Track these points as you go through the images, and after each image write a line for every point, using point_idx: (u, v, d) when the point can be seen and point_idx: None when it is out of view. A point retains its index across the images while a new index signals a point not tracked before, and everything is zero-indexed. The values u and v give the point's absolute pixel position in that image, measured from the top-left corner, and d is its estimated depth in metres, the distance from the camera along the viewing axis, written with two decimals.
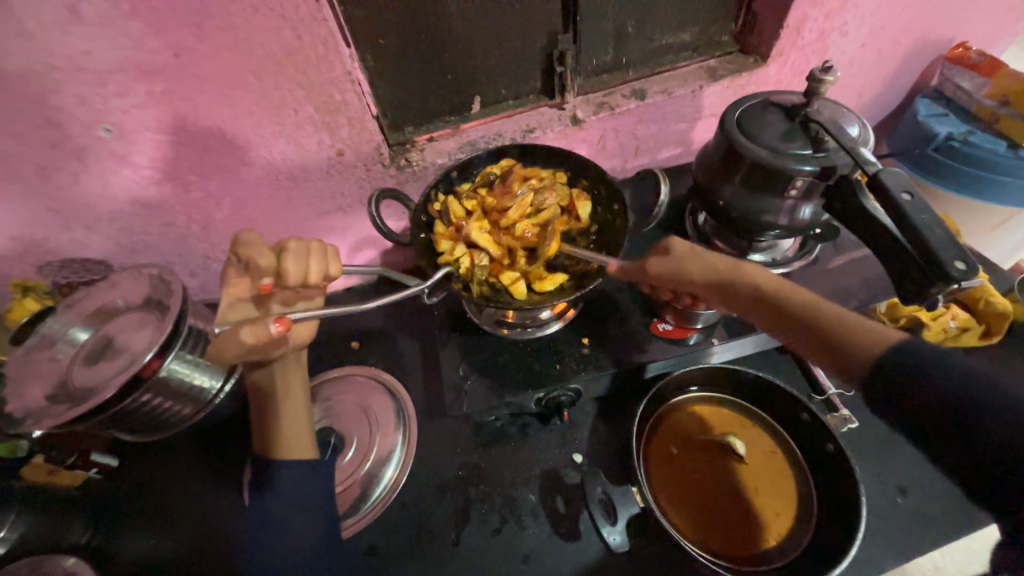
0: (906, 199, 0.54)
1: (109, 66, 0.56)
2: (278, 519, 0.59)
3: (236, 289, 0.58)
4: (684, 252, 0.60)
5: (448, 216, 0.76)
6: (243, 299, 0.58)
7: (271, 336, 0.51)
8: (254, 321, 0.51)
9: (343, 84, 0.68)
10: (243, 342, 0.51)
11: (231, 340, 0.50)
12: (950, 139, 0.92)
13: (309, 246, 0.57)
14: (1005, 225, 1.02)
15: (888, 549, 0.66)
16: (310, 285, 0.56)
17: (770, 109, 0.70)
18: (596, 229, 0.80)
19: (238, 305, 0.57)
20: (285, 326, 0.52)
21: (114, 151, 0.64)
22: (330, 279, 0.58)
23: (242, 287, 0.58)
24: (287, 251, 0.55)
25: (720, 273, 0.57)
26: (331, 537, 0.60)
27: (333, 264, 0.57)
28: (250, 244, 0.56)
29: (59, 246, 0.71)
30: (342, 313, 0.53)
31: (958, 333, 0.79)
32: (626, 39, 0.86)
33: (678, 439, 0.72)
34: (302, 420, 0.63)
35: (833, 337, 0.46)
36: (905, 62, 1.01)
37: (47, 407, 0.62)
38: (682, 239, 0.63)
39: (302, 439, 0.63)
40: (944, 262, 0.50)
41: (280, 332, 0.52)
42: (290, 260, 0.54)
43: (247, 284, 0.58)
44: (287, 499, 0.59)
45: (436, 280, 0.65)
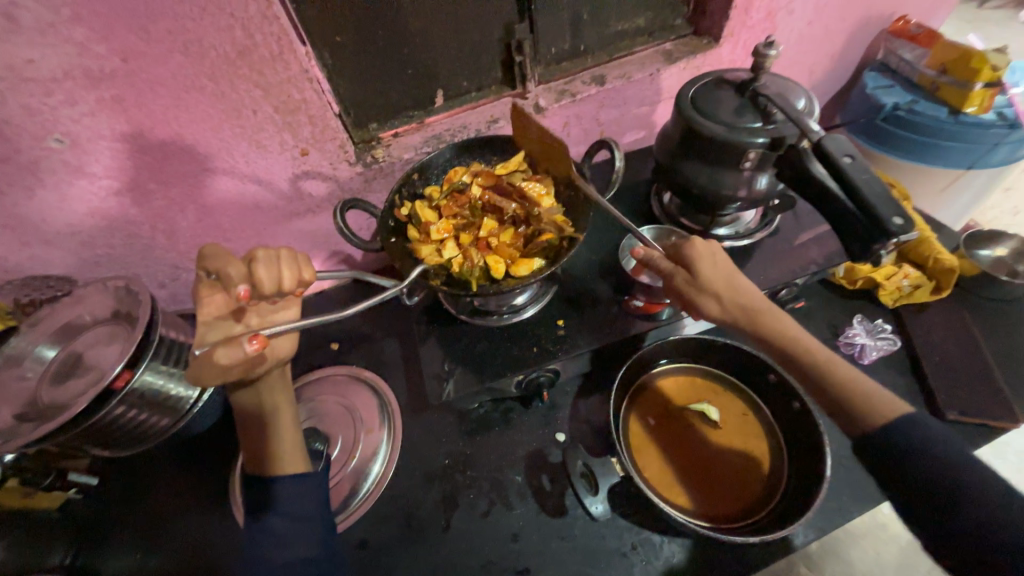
0: (847, 163, 0.57)
1: (56, 74, 0.55)
2: (268, 523, 0.59)
3: (210, 309, 0.53)
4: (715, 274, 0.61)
5: (417, 221, 0.77)
6: (221, 317, 0.53)
7: (248, 354, 0.51)
8: (229, 340, 0.51)
9: (301, 83, 0.68)
10: (223, 361, 0.50)
11: (207, 363, 0.49)
12: (896, 110, 0.97)
13: (278, 254, 0.53)
14: (952, 187, 1.07)
15: (855, 497, 0.69)
16: (285, 293, 0.53)
17: (722, 87, 0.72)
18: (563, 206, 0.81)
19: (217, 324, 0.53)
20: (261, 342, 0.51)
21: (68, 162, 0.63)
22: (304, 284, 0.55)
23: (217, 305, 0.53)
24: (254, 261, 0.51)
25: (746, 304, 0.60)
26: (322, 537, 0.61)
27: (308, 271, 0.54)
28: (215, 256, 0.52)
29: (18, 263, 0.69)
30: (320, 323, 0.51)
31: (911, 291, 0.83)
32: (582, 26, 0.88)
33: (655, 411, 0.74)
34: (289, 433, 0.63)
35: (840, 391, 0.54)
36: (852, 37, 1.06)
37: (14, 427, 0.60)
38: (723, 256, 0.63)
39: (290, 443, 0.63)
40: (883, 218, 0.53)
41: (257, 350, 0.51)
42: (260, 270, 0.51)
43: (222, 300, 0.53)
44: (277, 502, 0.60)
45: (413, 278, 0.63)
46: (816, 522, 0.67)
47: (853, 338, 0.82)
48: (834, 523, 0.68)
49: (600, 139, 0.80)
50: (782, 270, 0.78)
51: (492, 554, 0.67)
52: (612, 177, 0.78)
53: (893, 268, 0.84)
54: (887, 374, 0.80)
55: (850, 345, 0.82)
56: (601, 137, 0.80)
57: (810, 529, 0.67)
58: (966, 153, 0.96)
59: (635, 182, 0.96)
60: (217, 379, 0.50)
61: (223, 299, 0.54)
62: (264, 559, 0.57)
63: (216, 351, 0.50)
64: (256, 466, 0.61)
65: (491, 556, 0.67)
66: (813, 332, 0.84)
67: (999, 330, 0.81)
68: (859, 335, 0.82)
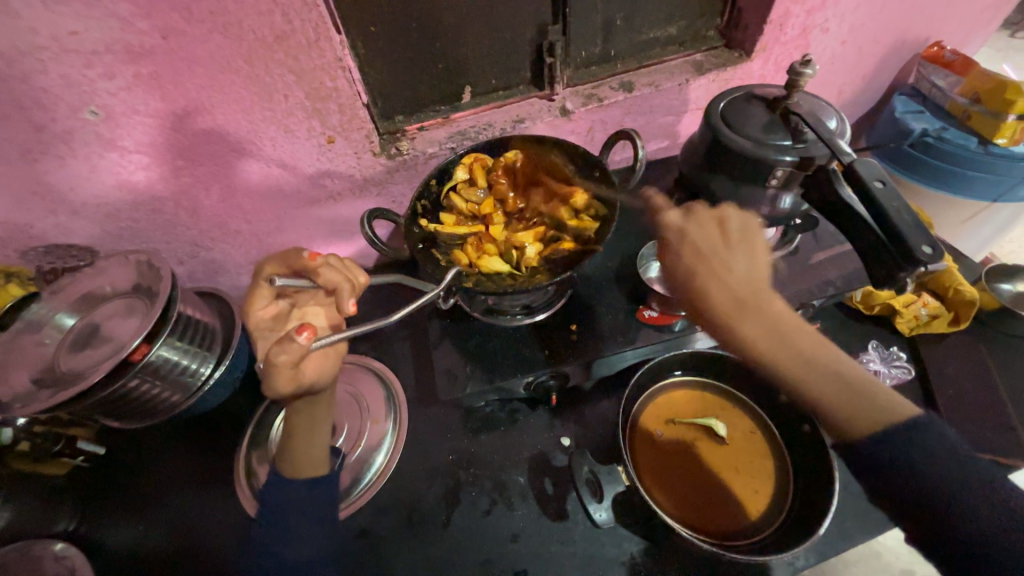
0: (878, 187, 0.57)
1: (97, 47, 0.56)
2: (282, 517, 0.62)
3: (262, 315, 0.57)
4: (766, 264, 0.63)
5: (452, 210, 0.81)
6: (270, 323, 0.57)
7: (299, 346, 0.49)
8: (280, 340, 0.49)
9: (334, 71, 0.69)
10: (275, 360, 0.49)
11: (269, 366, 0.49)
12: (925, 135, 0.95)
13: (329, 259, 0.56)
14: (975, 219, 1.07)
15: (860, 524, 0.69)
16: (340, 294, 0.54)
17: (753, 103, 0.72)
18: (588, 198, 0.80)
19: (266, 332, 0.57)
20: (312, 334, 0.50)
21: (101, 134, 0.63)
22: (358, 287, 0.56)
23: (269, 313, 0.58)
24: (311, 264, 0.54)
25: (778, 302, 0.61)
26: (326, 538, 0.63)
27: (361, 275, 0.56)
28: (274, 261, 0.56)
29: (43, 231, 0.70)
30: (364, 327, 0.49)
31: (929, 320, 0.83)
32: (615, 31, 0.88)
33: (662, 422, 0.75)
34: (317, 443, 0.62)
35: (863, 407, 0.54)
36: (884, 60, 1.05)
37: (32, 391, 0.61)
38: (731, 266, 0.62)
39: (316, 449, 0.62)
40: (913, 247, 0.53)
41: (308, 344, 0.49)
42: (318, 271, 0.54)
43: (274, 308, 0.58)
44: (297, 500, 0.62)
45: (448, 281, 0.63)
46: (818, 545, 0.67)
47: (866, 363, 0.82)
48: (836, 548, 0.67)
49: (619, 130, 0.80)
50: (800, 290, 0.77)
51: (492, 553, 0.67)
52: (635, 170, 0.80)
53: (912, 296, 0.84)
54: None
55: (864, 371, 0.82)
56: (620, 129, 0.80)
57: (810, 552, 0.67)
58: (991, 187, 0.96)
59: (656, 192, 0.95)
60: (283, 384, 0.51)
61: (278, 307, 0.58)
62: (277, 555, 0.61)
63: (271, 350, 0.49)
64: (280, 460, 0.62)
65: (491, 554, 0.67)
66: None
67: (1016, 367, 0.80)
68: (873, 361, 0.82)
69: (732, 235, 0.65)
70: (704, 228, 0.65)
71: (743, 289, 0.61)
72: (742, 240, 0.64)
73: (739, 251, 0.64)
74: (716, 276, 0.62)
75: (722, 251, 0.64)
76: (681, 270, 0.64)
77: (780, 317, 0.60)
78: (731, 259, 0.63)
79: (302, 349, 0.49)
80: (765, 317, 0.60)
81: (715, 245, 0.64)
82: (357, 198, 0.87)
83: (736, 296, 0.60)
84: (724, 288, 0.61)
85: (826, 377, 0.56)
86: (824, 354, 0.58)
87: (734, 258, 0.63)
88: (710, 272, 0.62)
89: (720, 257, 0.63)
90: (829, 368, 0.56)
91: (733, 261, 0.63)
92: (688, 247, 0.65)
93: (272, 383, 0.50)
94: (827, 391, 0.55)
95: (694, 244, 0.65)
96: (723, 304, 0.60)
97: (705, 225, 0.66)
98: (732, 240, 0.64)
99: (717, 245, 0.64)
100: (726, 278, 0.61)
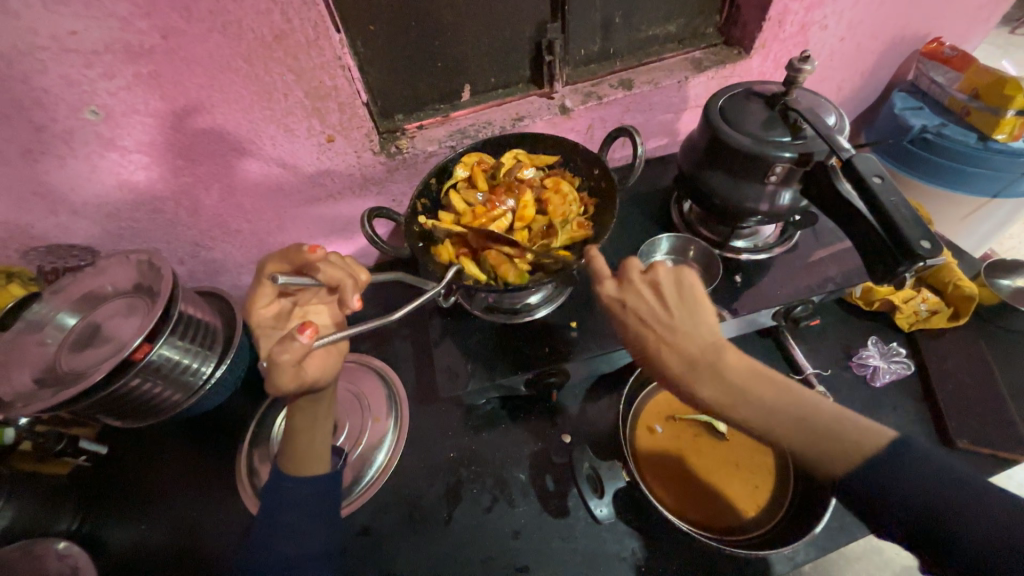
0: (876, 183, 0.57)
1: (97, 47, 0.56)
2: (283, 515, 0.62)
3: (265, 314, 0.58)
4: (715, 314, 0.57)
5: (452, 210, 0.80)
6: (272, 321, 0.58)
7: (300, 346, 0.49)
8: (281, 340, 0.50)
9: (333, 70, 0.69)
10: (278, 361, 0.49)
11: (271, 366, 0.50)
12: (924, 132, 0.95)
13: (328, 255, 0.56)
14: (974, 215, 1.07)
15: (861, 519, 0.69)
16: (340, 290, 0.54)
17: (752, 99, 0.72)
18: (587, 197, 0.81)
19: (268, 330, 0.58)
20: (313, 332, 0.50)
21: (102, 134, 0.63)
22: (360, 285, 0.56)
23: (271, 310, 0.58)
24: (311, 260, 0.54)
25: (731, 354, 0.55)
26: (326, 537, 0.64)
27: (362, 274, 0.55)
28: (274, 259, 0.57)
29: (44, 231, 0.70)
30: (365, 326, 0.49)
31: (929, 316, 0.83)
32: (614, 29, 0.88)
33: (662, 418, 0.75)
34: (317, 442, 0.63)
35: (822, 451, 0.50)
36: (883, 57, 1.05)
37: (34, 391, 0.61)
38: (681, 334, 0.56)
39: (316, 448, 0.64)
40: (911, 242, 0.53)
41: (310, 344, 0.49)
42: (317, 267, 0.54)
43: (276, 306, 0.58)
44: (299, 497, 0.62)
45: (448, 278, 0.63)
46: (819, 540, 0.67)
47: (866, 359, 0.82)
48: (837, 543, 0.68)
49: (619, 127, 0.80)
50: (799, 287, 0.77)
51: (494, 549, 0.68)
52: (634, 167, 0.80)
53: (912, 292, 0.84)
54: (899, 398, 0.80)
55: (864, 367, 0.82)
56: (620, 126, 0.80)
57: (811, 547, 0.67)
58: (990, 183, 0.96)
59: (656, 189, 0.95)
60: (286, 383, 0.51)
61: (279, 305, 0.59)
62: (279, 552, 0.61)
63: (273, 350, 0.49)
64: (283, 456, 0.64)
65: (493, 551, 0.67)
66: (826, 351, 0.85)
67: (1016, 362, 0.80)
68: (872, 357, 0.82)
69: (669, 294, 0.58)
70: (644, 299, 0.58)
71: (698, 345, 0.56)
72: (680, 300, 0.57)
73: (682, 314, 0.57)
74: (670, 348, 0.56)
75: (664, 315, 0.57)
76: (634, 339, 0.58)
77: (743, 371, 0.53)
78: (675, 325, 0.57)
79: (303, 349, 0.49)
80: (723, 376, 0.54)
81: (653, 314, 0.58)
82: (356, 197, 0.87)
83: (686, 358, 0.55)
84: (677, 354, 0.56)
85: (790, 426, 0.51)
86: (789, 399, 0.52)
87: (677, 318, 0.57)
88: (656, 340, 0.57)
89: (663, 322, 0.57)
90: (794, 418, 0.51)
91: (676, 329, 0.56)
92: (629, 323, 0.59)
93: (276, 381, 0.51)
94: (809, 450, 0.50)
95: (636, 315, 0.58)
96: (676, 376, 0.56)
97: (645, 295, 0.59)
98: (676, 308, 0.57)
99: (660, 311, 0.58)
100: (674, 338, 0.56)
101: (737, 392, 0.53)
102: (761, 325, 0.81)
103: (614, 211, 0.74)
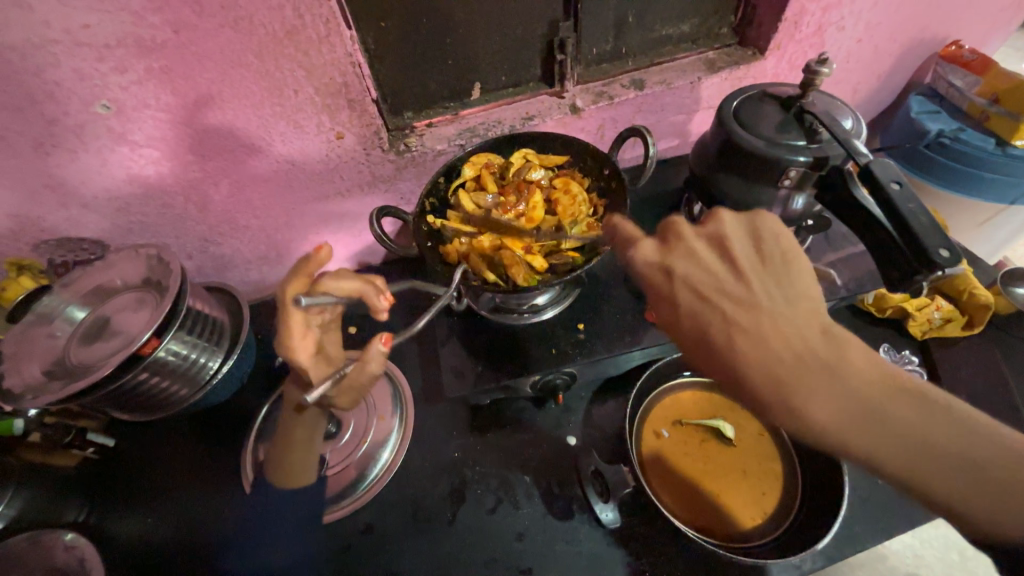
0: (895, 190, 0.56)
1: (110, 40, 0.56)
2: None
3: (303, 353, 0.58)
4: (811, 294, 0.52)
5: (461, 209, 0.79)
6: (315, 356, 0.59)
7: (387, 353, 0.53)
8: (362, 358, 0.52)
9: (344, 66, 0.68)
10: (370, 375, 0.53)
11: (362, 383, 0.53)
12: (941, 136, 0.94)
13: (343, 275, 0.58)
14: (990, 222, 1.05)
15: (870, 529, 0.68)
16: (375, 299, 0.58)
17: (766, 101, 0.71)
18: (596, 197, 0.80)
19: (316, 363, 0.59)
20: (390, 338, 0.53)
21: (112, 128, 0.63)
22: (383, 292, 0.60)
23: (308, 347, 0.59)
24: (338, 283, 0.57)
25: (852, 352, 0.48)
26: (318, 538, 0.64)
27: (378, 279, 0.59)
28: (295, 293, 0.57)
29: (55, 224, 0.70)
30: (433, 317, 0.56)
31: (942, 324, 0.82)
32: (626, 28, 0.87)
33: (668, 423, 0.75)
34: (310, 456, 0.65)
35: (966, 478, 0.43)
36: (900, 59, 1.03)
37: (44, 383, 0.62)
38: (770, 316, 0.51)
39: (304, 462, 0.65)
40: (930, 250, 0.52)
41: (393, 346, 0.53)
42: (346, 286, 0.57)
43: (311, 342, 0.59)
44: None
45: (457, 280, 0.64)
46: (826, 550, 0.66)
47: None
48: (844, 553, 0.67)
49: (630, 128, 0.79)
50: None
51: (497, 551, 0.67)
52: (644, 167, 0.79)
53: (925, 299, 0.83)
54: None
55: None
56: (631, 126, 0.79)
57: (818, 556, 0.66)
58: (1008, 190, 0.94)
59: (666, 191, 0.94)
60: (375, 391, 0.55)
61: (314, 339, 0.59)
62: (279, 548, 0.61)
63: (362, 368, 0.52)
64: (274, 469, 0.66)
65: (496, 552, 0.67)
66: None
67: None
68: None
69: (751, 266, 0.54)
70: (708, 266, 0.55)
71: (807, 337, 0.49)
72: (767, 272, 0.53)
73: (770, 288, 0.53)
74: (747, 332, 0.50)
75: (741, 288, 0.53)
76: (695, 317, 0.53)
77: (859, 373, 0.47)
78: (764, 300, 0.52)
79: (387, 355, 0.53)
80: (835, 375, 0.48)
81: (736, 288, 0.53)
82: (365, 194, 0.87)
83: (784, 353, 0.49)
84: (763, 347, 0.49)
85: (923, 450, 0.44)
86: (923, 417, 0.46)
87: (764, 293, 0.52)
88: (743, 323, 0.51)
89: (745, 300, 0.52)
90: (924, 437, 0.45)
91: (765, 309, 0.51)
92: (694, 293, 0.54)
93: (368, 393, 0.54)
94: (948, 475, 0.44)
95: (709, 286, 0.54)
96: (767, 373, 0.49)
97: (709, 262, 0.55)
98: (758, 278, 0.53)
99: (736, 283, 0.53)
100: (765, 322, 0.50)
101: (854, 401, 0.46)
102: None
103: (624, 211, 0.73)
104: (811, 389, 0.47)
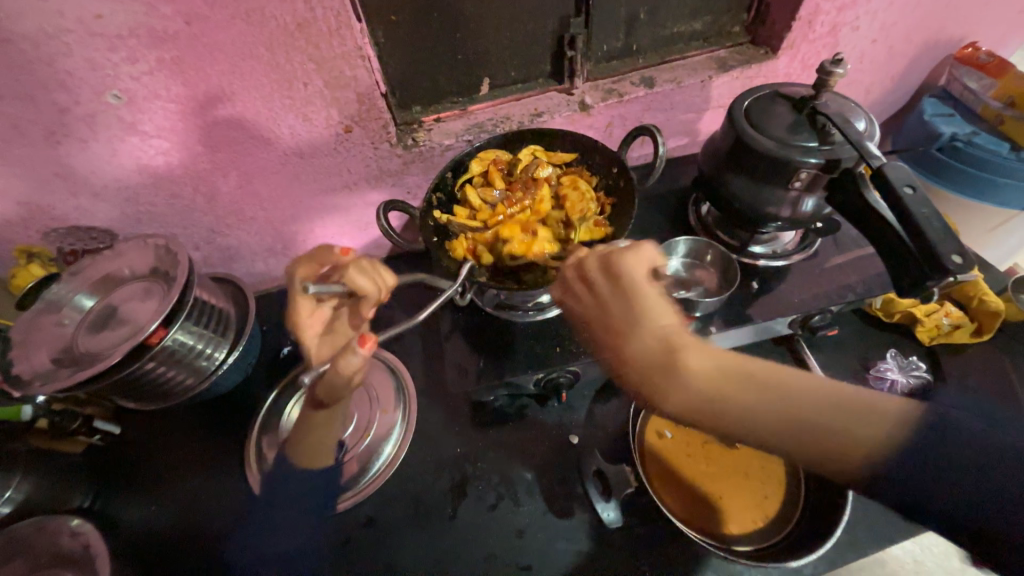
0: (908, 194, 0.55)
1: (122, 31, 0.56)
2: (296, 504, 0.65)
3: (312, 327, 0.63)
4: (659, 308, 0.54)
5: (467, 205, 0.79)
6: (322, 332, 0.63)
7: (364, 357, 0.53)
8: (341, 354, 0.54)
9: (354, 60, 0.68)
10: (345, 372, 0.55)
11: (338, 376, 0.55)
12: (954, 140, 0.92)
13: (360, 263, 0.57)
14: (1002, 227, 1.04)
15: (872, 535, 0.68)
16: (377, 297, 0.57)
17: (778, 101, 0.70)
18: (603, 195, 0.80)
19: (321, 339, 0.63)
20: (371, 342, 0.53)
21: (123, 118, 0.64)
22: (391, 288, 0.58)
23: (316, 322, 0.63)
24: (349, 272, 0.56)
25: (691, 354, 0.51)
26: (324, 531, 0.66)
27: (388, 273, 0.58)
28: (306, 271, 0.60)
29: (65, 212, 0.71)
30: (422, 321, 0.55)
31: (950, 330, 0.81)
32: (638, 25, 0.86)
33: (671, 424, 0.75)
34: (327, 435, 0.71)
35: (826, 447, 0.47)
36: (915, 61, 1.02)
37: (52, 370, 0.62)
38: (631, 342, 0.54)
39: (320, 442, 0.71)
40: (941, 255, 0.51)
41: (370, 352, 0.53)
42: (354, 279, 0.55)
43: (320, 317, 0.63)
44: None
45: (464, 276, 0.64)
46: (828, 555, 0.66)
47: (883, 371, 0.80)
48: (846, 559, 0.67)
49: (639, 127, 0.78)
50: (818, 295, 0.76)
51: (497, 547, 0.68)
52: (654, 166, 0.78)
53: (935, 305, 0.82)
54: None
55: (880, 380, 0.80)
56: (641, 124, 0.78)
57: (820, 561, 0.66)
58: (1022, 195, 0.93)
59: (674, 190, 0.94)
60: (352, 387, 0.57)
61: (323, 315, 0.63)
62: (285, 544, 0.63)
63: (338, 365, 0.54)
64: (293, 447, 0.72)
65: (496, 548, 0.68)
66: (842, 362, 0.83)
67: None
68: (890, 370, 0.80)
69: (608, 291, 0.57)
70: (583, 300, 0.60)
71: (648, 352, 0.53)
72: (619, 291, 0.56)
73: (624, 309, 0.56)
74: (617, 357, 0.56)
75: (605, 316, 0.57)
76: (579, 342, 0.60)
77: (712, 376, 0.51)
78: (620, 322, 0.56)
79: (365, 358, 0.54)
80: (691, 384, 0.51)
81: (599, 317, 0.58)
82: (371, 188, 0.87)
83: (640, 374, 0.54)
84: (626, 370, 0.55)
85: (778, 428, 0.49)
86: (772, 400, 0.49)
87: (620, 316, 0.56)
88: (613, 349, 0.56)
89: (611, 328, 0.57)
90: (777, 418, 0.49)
91: (623, 335, 0.55)
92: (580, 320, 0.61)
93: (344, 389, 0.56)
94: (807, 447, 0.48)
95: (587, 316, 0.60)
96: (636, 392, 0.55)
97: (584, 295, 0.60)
98: (615, 302, 0.57)
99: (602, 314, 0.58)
100: (624, 344, 0.55)
101: (709, 399, 0.51)
102: (777, 333, 0.79)
103: (632, 210, 0.72)
104: (665, 398, 0.52)
